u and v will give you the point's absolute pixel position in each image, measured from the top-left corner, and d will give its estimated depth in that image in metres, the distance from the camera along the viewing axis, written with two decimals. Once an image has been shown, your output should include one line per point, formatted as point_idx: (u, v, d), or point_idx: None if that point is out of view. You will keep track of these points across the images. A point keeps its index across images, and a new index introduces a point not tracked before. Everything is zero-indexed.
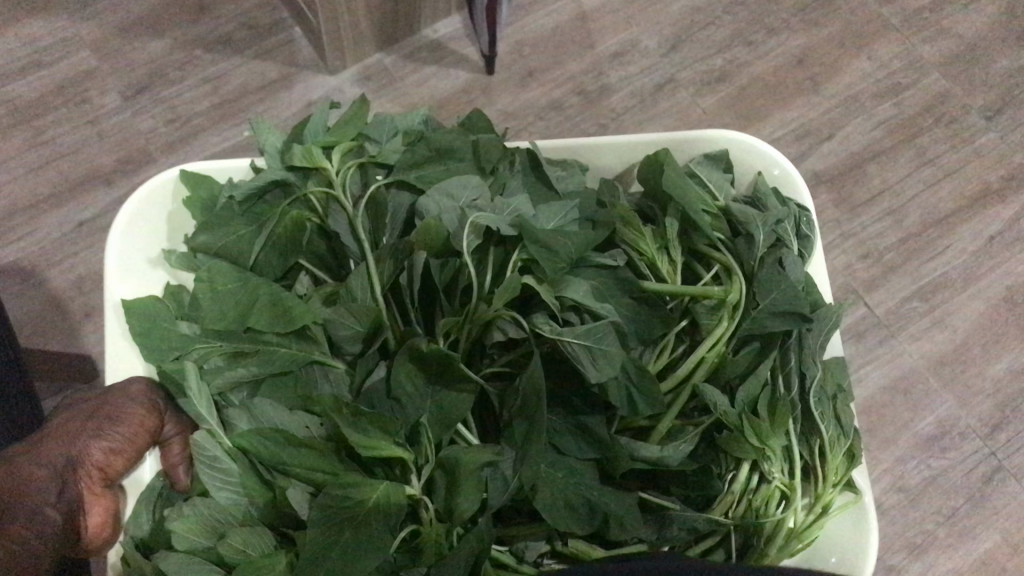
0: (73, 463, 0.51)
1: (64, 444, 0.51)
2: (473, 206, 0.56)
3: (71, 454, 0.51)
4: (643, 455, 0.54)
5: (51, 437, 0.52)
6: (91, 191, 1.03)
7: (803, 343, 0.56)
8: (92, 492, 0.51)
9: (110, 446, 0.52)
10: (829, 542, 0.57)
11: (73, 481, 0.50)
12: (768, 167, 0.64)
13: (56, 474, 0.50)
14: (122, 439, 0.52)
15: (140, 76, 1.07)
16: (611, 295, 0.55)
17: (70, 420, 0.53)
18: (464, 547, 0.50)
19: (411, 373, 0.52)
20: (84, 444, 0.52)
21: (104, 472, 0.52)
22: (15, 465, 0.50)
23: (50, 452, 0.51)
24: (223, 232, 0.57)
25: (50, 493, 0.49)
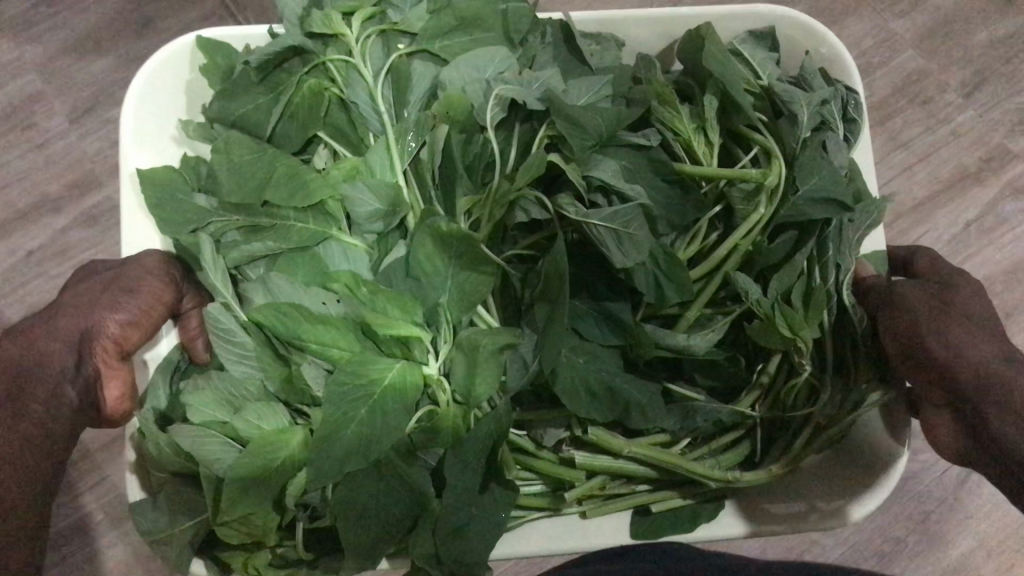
0: (88, 337, 0.50)
1: (76, 319, 0.50)
2: (498, 79, 0.53)
3: (86, 329, 0.50)
4: (668, 343, 0.52)
5: (60, 310, 0.51)
6: (36, 222, 0.89)
7: (844, 234, 0.53)
8: (108, 367, 0.50)
9: (126, 319, 0.51)
10: (870, 444, 0.55)
11: (89, 354, 0.49)
12: (817, 46, 0.60)
13: (73, 349, 0.49)
14: (137, 311, 0.51)
15: (84, 97, 0.91)
16: (642, 177, 0.52)
17: (82, 292, 0.52)
18: (482, 427, 0.50)
19: (431, 253, 0.50)
20: (98, 316, 0.50)
21: (119, 345, 0.51)
22: (30, 337, 0.49)
23: (62, 326, 0.50)
24: (242, 101, 0.54)
25: (68, 366, 0.48)
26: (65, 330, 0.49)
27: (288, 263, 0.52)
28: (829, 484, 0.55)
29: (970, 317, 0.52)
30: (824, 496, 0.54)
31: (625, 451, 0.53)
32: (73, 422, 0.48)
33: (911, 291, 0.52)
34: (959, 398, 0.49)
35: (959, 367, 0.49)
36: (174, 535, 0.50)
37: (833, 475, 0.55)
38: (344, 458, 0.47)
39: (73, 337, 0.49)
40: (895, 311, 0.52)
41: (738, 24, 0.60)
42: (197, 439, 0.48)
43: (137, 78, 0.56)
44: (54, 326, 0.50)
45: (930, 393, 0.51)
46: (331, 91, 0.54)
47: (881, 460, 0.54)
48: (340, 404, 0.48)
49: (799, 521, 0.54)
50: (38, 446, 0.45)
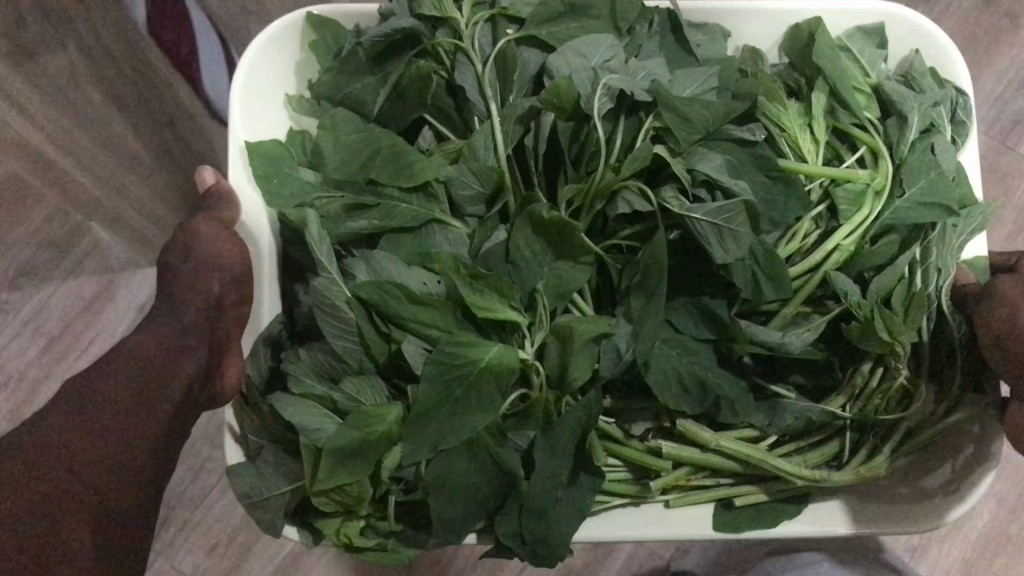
0: (212, 319, 0.53)
1: (195, 296, 0.52)
2: (605, 68, 0.53)
3: (208, 309, 0.53)
4: (763, 340, 0.52)
5: (174, 281, 0.53)
6: None
7: (946, 236, 0.53)
8: (229, 341, 0.54)
9: (224, 281, 0.54)
10: (957, 437, 0.54)
11: (214, 344, 0.52)
12: (927, 42, 0.59)
13: (204, 342, 0.52)
14: (231, 269, 0.54)
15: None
16: (746, 172, 0.52)
17: (177, 250, 0.54)
18: (575, 411, 0.51)
19: (529, 239, 0.51)
20: (207, 282, 0.53)
21: (233, 319, 0.54)
22: (163, 329, 0.51)
23: (189, 305, 0.52)
24: (353, 78, 0.56)
25: (198, 361, 0.51)
26: (191, 310, 0.52)
27: (391, 244, 0.53)
28: (928, 467, 0.55)
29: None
30: (926, 478, 0.55)
31: (712, 444, 0.53)
32: (195, 404, 0.51)
33: (1010, 285, 0.52)
34: None
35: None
36: (272, 500, 0.52)
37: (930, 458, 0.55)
38: (438, 436, 0.49)
39: (201, 321, 0.52)
40: (990, 306, 0.51)
41: (846, 20, 0.59)
42: (299, 410, 0.50)
43: (243, 58, 0.57)
44: (180, 305, 0.52)
45: (1016, 390, 0.50)
46: (439, 76, 0.56)
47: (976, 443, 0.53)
48: (435, 384, 0.49)
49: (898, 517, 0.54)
50: (167, 424, 0.49)
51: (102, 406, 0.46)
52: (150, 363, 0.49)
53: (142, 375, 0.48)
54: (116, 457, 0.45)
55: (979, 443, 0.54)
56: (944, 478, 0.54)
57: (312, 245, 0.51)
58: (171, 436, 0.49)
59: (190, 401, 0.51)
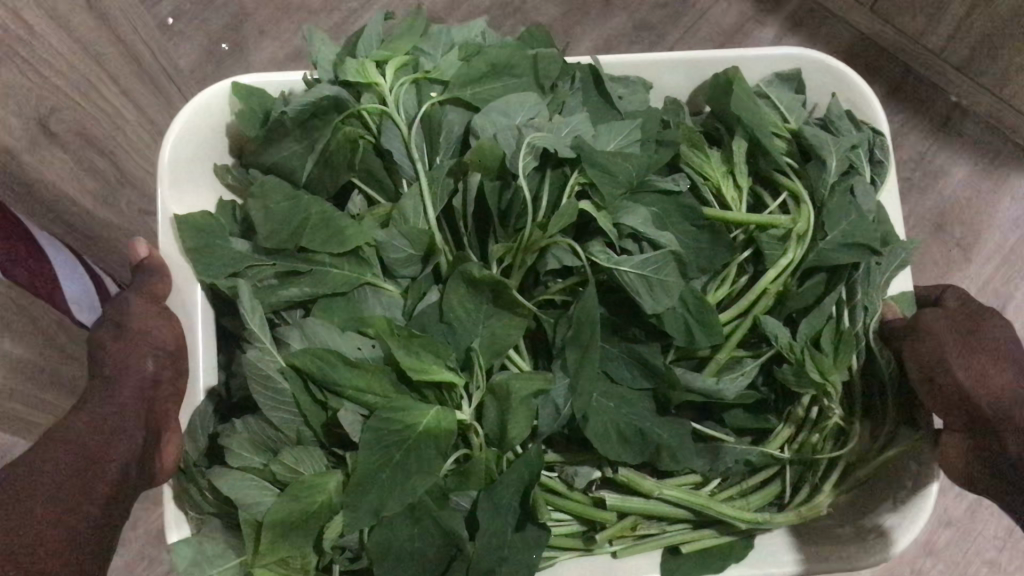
0: (149, 395, 0.52)
1: (128, 379, 0.52)
2: (530, 125, 0.53)
3: (143, 390, 0.52)
4: (698, 386, 0.52)
5: (105, 369, 0.53)
6: None
7: (871, 275, 0.54)
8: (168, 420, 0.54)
9: (159, 354, 0.53)
10: (897, 472, 0.55)
11: (152, 423, 0.52)
12: (841, 85, 0.61)
13: (141, 421, 0.51)
14: (165, 345, 0.54)
15: None
16: (672, 223, 0.53)
17: (108, 334, 0.54)
18: (517, 468, 0.51)
19: (463, 299, 0.51)
20: (139, 356, 0.53)
21: (172, 397, 0.54)
22: (92, 414, 0.50)
23: (122, 389, 0.52)
24: (277, 147, 0.56)
25: (135, 441, 0.50)
26: (125, 394, 0.52)
27: (324, 309, 0.53)
28: (868, 504, 0.56)
29: (994, 344, 0.53)
30: (868, 514, 0.55)
31: (652, 492, 0.53)
32: (138, 486, 0.50)
33: (933, 319, 0.53)
34: (975, 420, 0.50)
35: (977, 391, 0.50)
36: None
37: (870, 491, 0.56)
38: (380, 503, 0.48)
39: (136, 403, 0.52)
40: (919, 339, 0.53)
41: (762, 66, 0.61)
42: (240, 482, 0.50)
43: (171, 130, 0.57)
44: (113, 390, 0.52)
45: (948, 419, 0.52)
46: (366, 139, 0.56)
47: (913, 482, 0.54)
48: (376, 449, 0.49)
49: (843, 555, 0.54)
50: (105, 510, 0.48)
51: (34, 495, 0.45)
52: (82, 448, 0.48)
53: (73, 463, 0.47)
54: (48, 541, 0.44)
55: (917, 478, 0.54)
56: (886, 514, 0.54)
57: (244, 312, 0.51)
58: (110, 522, 0.48)
59: (132, 483, 0.50)
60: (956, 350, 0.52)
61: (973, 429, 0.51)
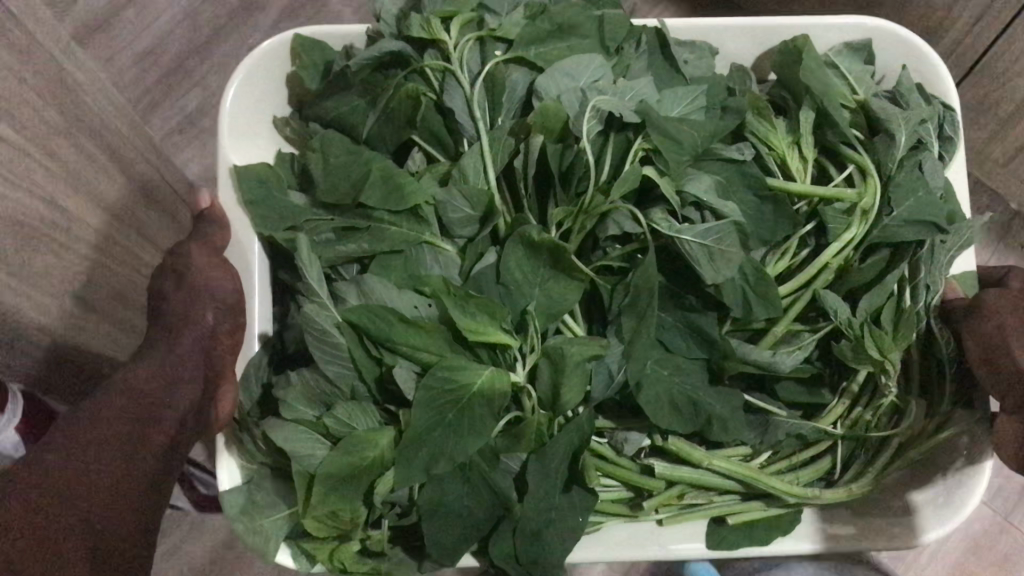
0: (207, 348, 0.54)
1: (188, 327, 0.54)
2: (594, 88, 0.53)
3: (202, 338, 0.54)
4: (754, 358, 0.52)
5: (168, 320, 0.55)
6: None
7: (936, 254, 0.53)
8: (224, 374, 0.55)
9: (218, 308, 0.55)
10: (947, 451, 0.54)
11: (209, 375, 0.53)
12: (913, 56, 0.59)
13: (199, 373, 0.53)
14: (226, 297, 0.55)
15: None
16: (734, 192, 0.53)
17: (167, 289, 0.55)
18: (567, 432, 0.51)
19: (520, 261, 0.51)
20: (200, 308, 0.54)
21: (231, 347, 0.55)
22: (152, 364, 0.52)
23: (181, 338, 0.53)
24: (339, 101, 0.56)
25: (191, 391, 0.52)
26: (185, 342, 0.53)
27: (381, 266, 0.52)
28: (919, 482, 0.55)
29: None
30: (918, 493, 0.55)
31: (702, 462, 0.53)
32: (192, 435, 0.52)
33: (995, 300, 0.52)
34: None
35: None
36: (263, 525, 0.51)
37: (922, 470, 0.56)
38: (431, 460, 0.49)
39: (194, 354, 0.53)
40: (980, 318, 0.52)
41: (831, 36, 0.59)
42: (297, 434, 0.51)
43: (233, 81, 0.57)
44: (173, 340, 0.53)
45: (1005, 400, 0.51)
46: (428, 97, 0.55)
47: (966, 470, 0.53)
48: (427, 410, 0.49)
49: (889, 532, 0.54)
50: (160, 455, 0.49)
51: (100, 435, 0.47)
52: (140, 394, 0.50)
53: (131, 408, 0.49)
54: (116, 476, 0.45)
55: (970, 457, 0.53)
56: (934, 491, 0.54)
57: (299, 265, 0.51)
58: (171, 465, 0.49)
59: (186, 432, 0.51)
60: (1019, 330, 0.51)
61: None
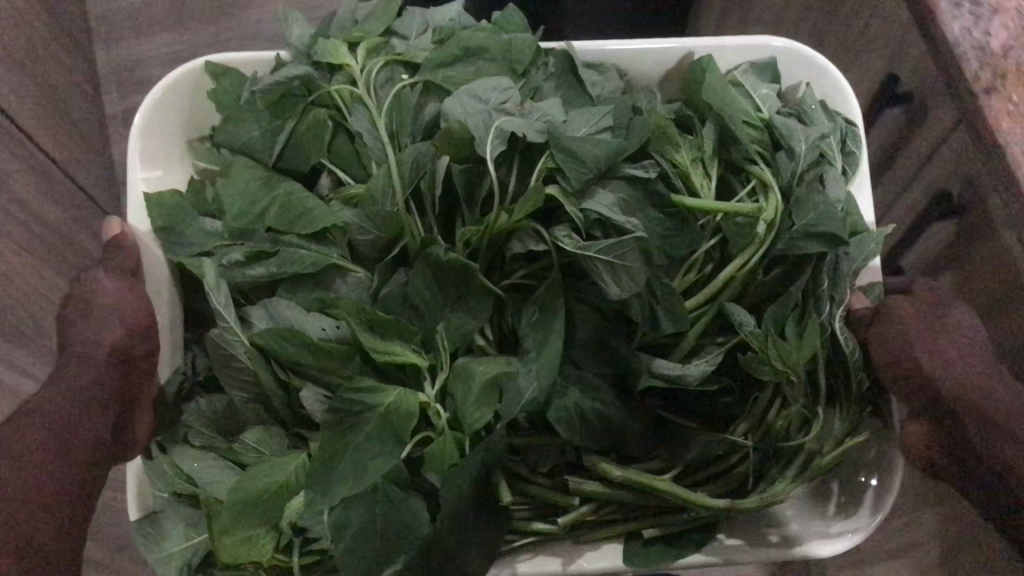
0: (124, 362, 0.52)
1: (100, 349, 0.52)
2: (500, 109, 0.53)
3: (116, 359, 0.52)
4: (663, 372, 0.53)
5: (75, 343, 0.52)
6: None
7: (838, 267, 0.55)
8: (140, 391, 0.54)
9: (132, 327, 0.52)
10: (854, 462, 0.57)
11: (124, 401, 0.52)
12: (817, 77, 0.61)
13: (115, 396, 0.52)
14: (136, 319, 0.53)
15: None
16: (638, 208, 0.53)
17: (76, 312, 0.53)
18: (476, 453, 0.51)
19: (428, 283, 0.51)
20: (114, 327, 0.52)
21: (145, 368, 0.54)
22: (65, 388, 0.50)
23: (94, 359, 0.51)
24: (246, 126, 0.56)
25: (107, 419, 0.51)
26: (98, 364, 0.51)
27: (289, 291, 0.53)
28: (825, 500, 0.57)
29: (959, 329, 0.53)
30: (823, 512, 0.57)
31: (620, 479, 0.53)
32: (112, 458, 0.51)
33: (900, 303, 0.53)
34: (943, 404, 0.50)
35: (943, 377, 0.51)
36: (168, 553, 0.51)
37: (823, 489, 0.58)
38: (340, 486, 0.48)
39: (110, 375, 0.52)
40: (882, 323, 0.53)
41: (736, 56, 0.61)
42: (200, 462, 0.51)
43: (140, 109, 0.57)
44: (82, 365, 0.51)
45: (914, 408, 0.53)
46: (333, 119, 0.56)
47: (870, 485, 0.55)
48: (332, 433, 0.49)
49: (782, 541, 0.54)
50: (81, 489, 0.49)
51: (35, 467, 0.47)
52: (54, 430, 0.48)
53: (50, 443, 0.48)
54: (26, 540, 0.45)
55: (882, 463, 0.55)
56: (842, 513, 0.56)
57: (209, 292, 0.51)
58: (93, 492, 0.50)
59: (104, 455, 0.51)
60: (925, 338, 0.52)
61: (937, 412, 0.51)
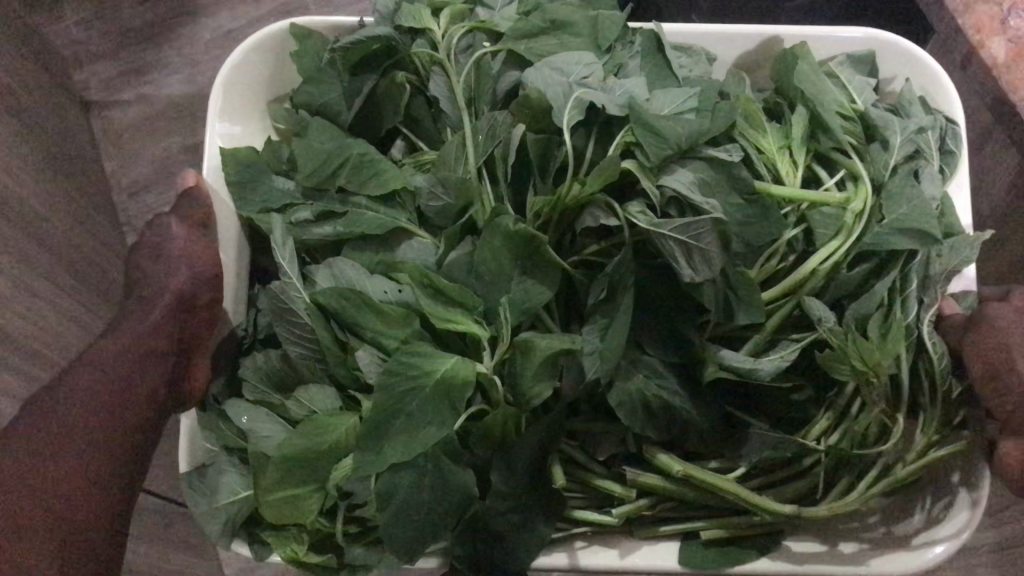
0: (185, 306, 0.52)
1: (164, 295, 0.52)
2: (581, 83, 0.52)
3: (177, 307, 0.52)
4: (733, 364, 0.50)
5: (143, 288, 0.53)
6: None
7: (930, 266, 0.51)
8: (200, 339, 0.54)
9: (196, 276, 0.52)
10: (935, 481, 0.53)
11: (184, 349, 0.53)
12: (919, 73, 0.58)
13: (172, 344, 0.52)
14: (199, 268, 0.52)
15: None
16: (720, 191, 0.50)
17: (145, 262, 0.54)
18: (535, 429, 0.49)
19: (496, 254, 0.49)
20: (177, 276, 0.52)
21: (207, 316, 0.54)
22: (125, 335, 0.51)
23: (157, 305, 0.52)
24: (325, 86, 0.56)
25: (165, 367, 0.51)
26: (158, 311, 0.52)
27: (355, 252, 0.52)
28: (904, 513, 0.54)
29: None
30: (899, 528, 0.53)
31: (680, 475, 0.50)
32: (167, 406, 0.52)
33: (1000, 311, 0.50)
34: None
35: None
36: (216, 507, 0.50)
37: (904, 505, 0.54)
38: (393, 449, 0.46)
39: (170, 323, 0.52)
40: (979, 329, 0.50)
41: (834, 47, 0.58)
42: (252, 414, 0.50)
43: (222, 68, 0.57)
44: (145, 313, 0.52)
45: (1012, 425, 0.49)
46: (411, 84, 0.56)
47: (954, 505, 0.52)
48: (388, 390, 0.47)
49: (852, 553, 0.51)
50: (134, 439, 0.50)
51: (78, 415, 0.48)
52: (108, 377, 0.50)
53: (104, 392, 0.49)
54: (77, 496, 0.46)
55: (965, 483, 0.52)
56: (928, 530, 0.52)
57: (275, 247, 0.51)
58: (148, 441, 0.51)
59: (160, 404, 0.51)
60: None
61: None
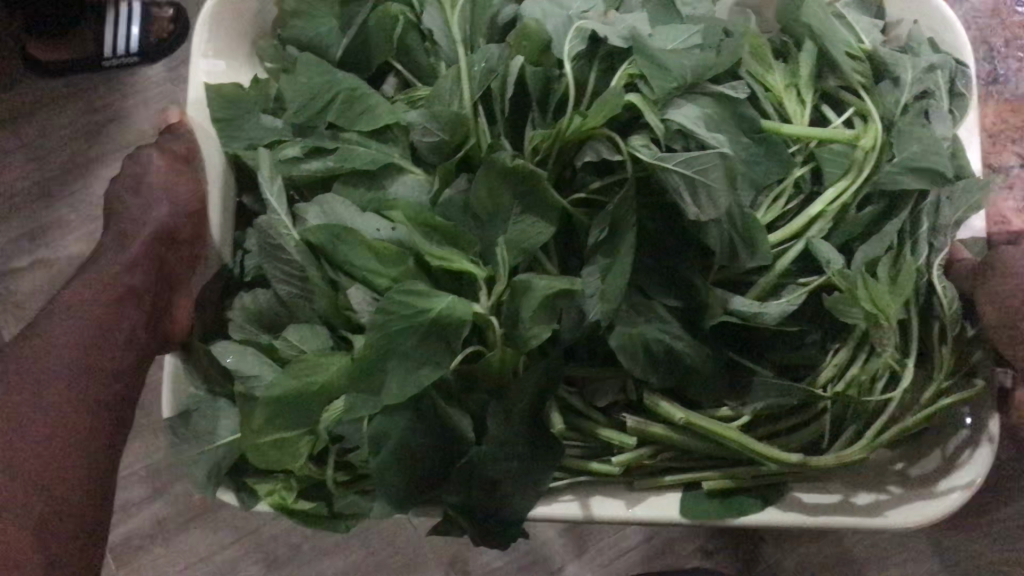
0: (165, 240, 0.51)
1: (145, 228, 0.51)
2: (582, 15, 0.50)
3: (156, 242, 0.51)
4: (738, 309, 0.49)
5: (121, 225, 0.52)
6: None
7: (939, 209, 0.50)
8: (179, 276, 0.53)
9: (177, 210, 0.51)
10: (943, 428, 0.52)
11: (165, 285, 0.52)
12: (928, 14, 0.56)
13: (152, 279, 0.51)
14: (181, 201, 0.51)
15: None
16: (726, 127, 0.48)
17: (124, 196, 0.53)
18: (534, 372, 0.47)
19: (494, 190, 0.47)
20: (156, 210, 0.51)
21: (189, 253, 0.52)
22: (105, 269, 0.50)
23: (136, 240, 0.51)
24: (317, 21, 0.54)
25: (146, 304, 0.50)
26: (137, 247, 0.51)
27: (347, 188, 0.50)
28: (909, 462, 0.52)
29: None
30: (905, 477, 0.52)
31: (683, 422, 0.48)
32: (152, 348, 0.50)
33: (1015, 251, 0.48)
34: None
35: None
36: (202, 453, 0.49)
37: (910, 453, 0.53)
38: (387, 390, 0.45)
39: (150, 257, 0.51)
40: (993, 271, 0.48)
41: None
42: (241, 356, 0.49)
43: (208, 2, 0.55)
44: (124, 248, 0.51)
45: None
46: (404, 17, 0.53)
47: (963, 453, 0.51)
48: (380, 335, 0.44)
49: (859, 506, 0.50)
50: (116, 379, 0.48)
51: (55, 350, 0.46)
52: (86, 311, 0.48)
53: (86, 327, 0.48)
54: (57, 435, 0.45)
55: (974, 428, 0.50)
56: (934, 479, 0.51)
57: (262, 185, 0.50)
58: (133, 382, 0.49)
59: (142, 344, 0.50)
60: None
61: None
